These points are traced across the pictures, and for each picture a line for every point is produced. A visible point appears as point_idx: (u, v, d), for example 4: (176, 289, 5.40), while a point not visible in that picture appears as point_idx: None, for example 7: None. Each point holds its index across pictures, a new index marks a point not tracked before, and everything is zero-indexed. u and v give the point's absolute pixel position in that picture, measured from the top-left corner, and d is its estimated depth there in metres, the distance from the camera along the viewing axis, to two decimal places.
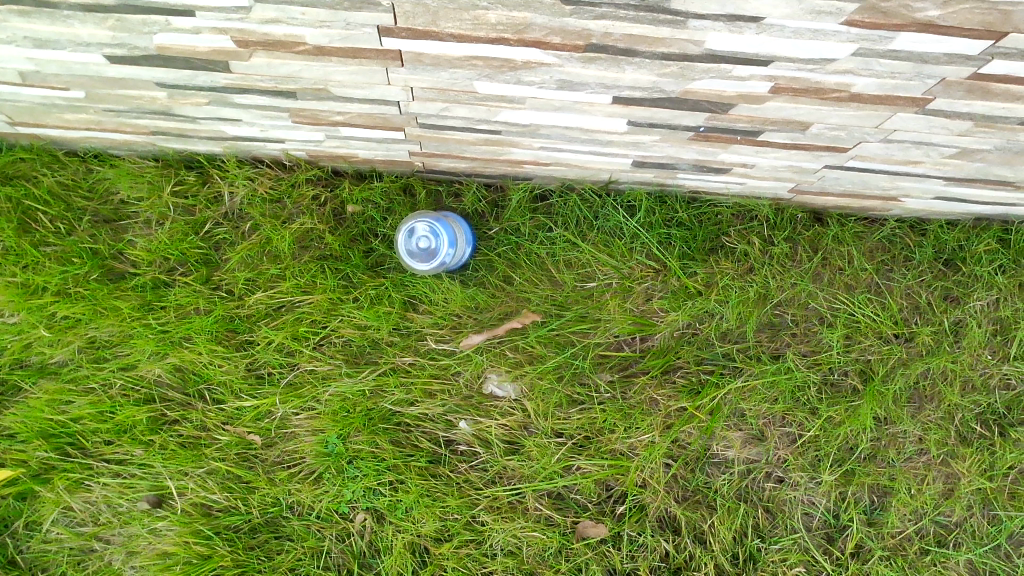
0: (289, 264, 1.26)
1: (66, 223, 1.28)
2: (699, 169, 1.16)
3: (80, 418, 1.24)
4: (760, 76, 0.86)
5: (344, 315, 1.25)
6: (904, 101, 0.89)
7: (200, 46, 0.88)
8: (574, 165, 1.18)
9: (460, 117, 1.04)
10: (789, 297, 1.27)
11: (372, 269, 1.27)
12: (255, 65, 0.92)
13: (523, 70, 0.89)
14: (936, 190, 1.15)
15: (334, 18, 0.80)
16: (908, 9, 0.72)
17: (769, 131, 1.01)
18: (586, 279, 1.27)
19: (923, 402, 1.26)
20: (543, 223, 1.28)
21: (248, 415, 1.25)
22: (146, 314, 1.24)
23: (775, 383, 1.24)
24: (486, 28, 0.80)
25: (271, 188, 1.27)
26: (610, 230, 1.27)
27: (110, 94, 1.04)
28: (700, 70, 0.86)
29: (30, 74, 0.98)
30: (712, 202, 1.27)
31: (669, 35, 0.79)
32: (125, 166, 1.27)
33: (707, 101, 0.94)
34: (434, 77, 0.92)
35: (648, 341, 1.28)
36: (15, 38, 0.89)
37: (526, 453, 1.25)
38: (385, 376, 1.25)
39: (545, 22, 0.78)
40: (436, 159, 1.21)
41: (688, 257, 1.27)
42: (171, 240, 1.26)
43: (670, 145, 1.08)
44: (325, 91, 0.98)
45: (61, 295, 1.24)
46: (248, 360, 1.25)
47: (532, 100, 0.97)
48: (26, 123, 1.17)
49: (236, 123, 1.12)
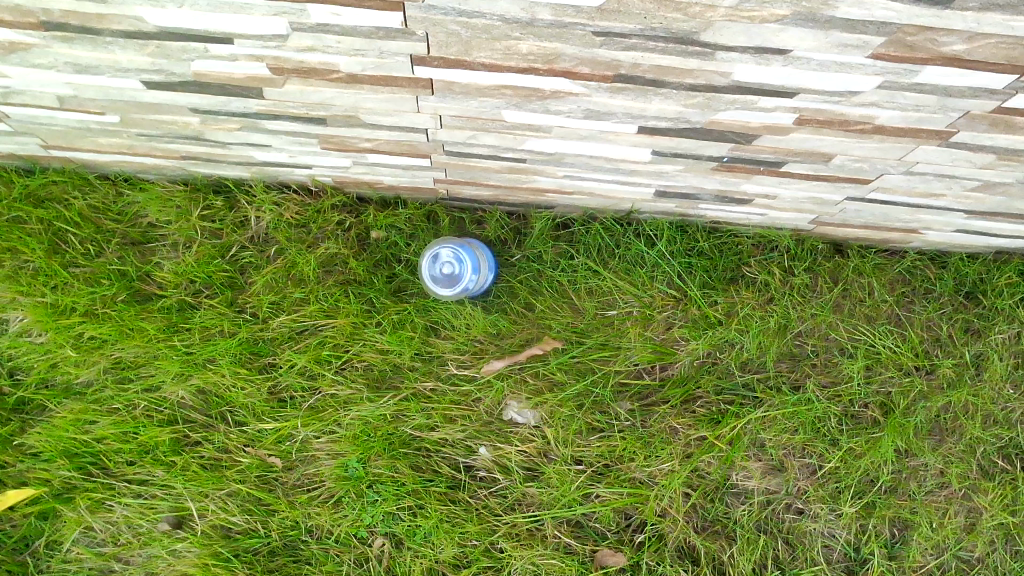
0: (313, 288, 1.27)
1: (95, 245, 1.30)
2: (721, 200, 1.18)
3: (104, 438, 1.25)
4: (785, 108, 0.88)
5: (366, 339, 1.25)
6: (928, 134, 0.91)
7: (235, 73, 0.90)
8: (597, 194, 1.20)
9: (487, 145, 1.06)
10: (809, 328, 1.27)
11: (394, 295, 1.28)
12: (289, 92, 0.94)
13: (552, 99, 0.91)
14: (957, 223, 1.16)
15: (369, 47, 0.83)
16: (934, 44, 0.73)
17: (792, 162, 1.03)
18: (607, 307, 1.28)
19: (944, 435, 1.25)
20: (566, 251, 1.29)
21: (269, 437, 1.25)
22: (172, 336, 1.25)
23: (795, 414, 1.24)
24: (518, 57, 0.82)
25: (298, 213, 1.28)
26: (631, 258, 1.28)
27: (144, 118, 1.06)
28: (726, 101, 0.88)
29: (68, 98, 1.01)
30: (734, 232, 1.28)
31: (697, 66, 0.81)
32: (154, 189, 1.29)
33: (732, 132, 0.95)
34: (464, 106, 0.94)
35: (667, 369, 1.28)
36: (56, 63, 0.91)
37: (546, 480, 1.24)
38: (406, 401, 1.25)
39: (575, 53, 0.80)
40: (460, 186, 1.22)
41: (709, 286, 1.28)
42: (198, 262, 1.28)
43: (693, 175, 1.10)
44: (356, 118, 1.00)
45: (88, 315, 1.25)
46: (270, 383, 1.26)
47: (558, 129, 0.99)
48: (59, 146, 1.19)
49: (265, 149, 1.14)
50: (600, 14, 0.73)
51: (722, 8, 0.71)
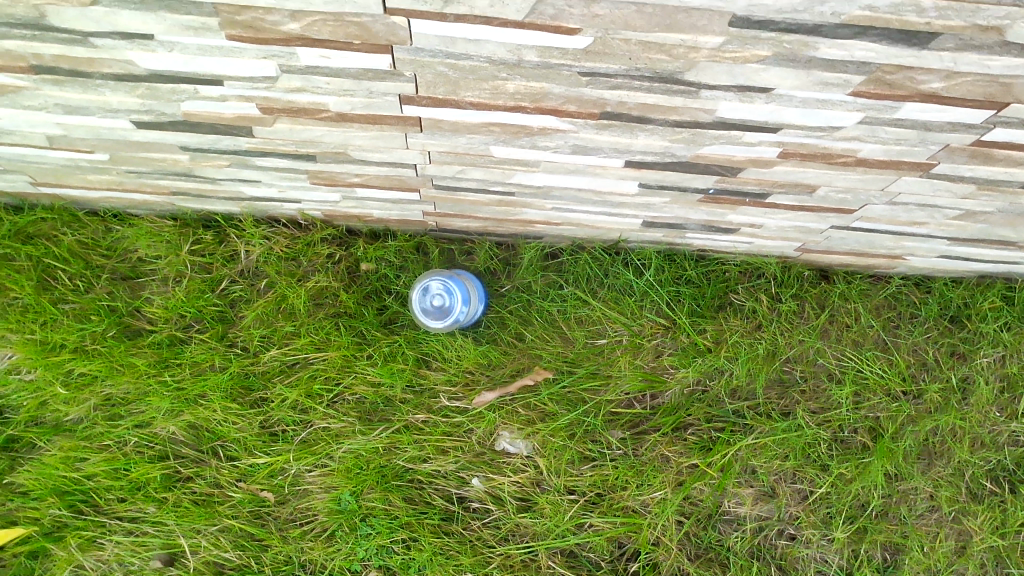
0: (304, 321, 1.27)
1: (85, 281, 1.29)
2: (707, 229, 1.19)
3: (94, 475, 1.24)
4: (769, 142, 0.90)
5: (357, 372, 1.26)
6: (909, 166, 0.92)
7: (225, 112, 0.91)
8: (585, 224, 1.21)
9: (476, 180, 1.07)
10: (796, 354, 1.28)
11: (385, 327, 1.28)
12: (278, 130, 0.95)
13: (539, 135, 0.92)
14: (940, 249, 1.17)
15: (358, 87, 0.83)
16: (913, 82, 0.75)
17: (777, 193, 1.04)
18: (596, 336, 1.28)
19: (933, 459, 1.26)
20: (555, 281, 1.29)
21: (261, 472, 1.25)
22: (162, 371, 1.25)
23: (785, 440, 1.25)
24: (505, 97, 0.83)
25: (287, 246, 1.29)
26: (620, 288, 1.29)
27: (134, 157, 1.06)
28: (711, 136, 0.89)
29: (58, 138, 1.01)
30: (721, 260, 1.29)
31: (682, 104, 0.83)
32: (144, 225, 1.29)
33: (717, 165, 0.97)
34: (452, 142, 0.95)
35: (658, 398, 1.28)
36: (47, 105, 0.91)
37: (539, 510, 1.24)
38: (398, 433, 1.25)
39: (562, 92, 0.82)
40: (449, 219, 1.23)
41: (697, 314, 1.29)
42: (188, 297, 1.28)
43: (679, 206, 1.11)
44: (345, 155, 1.01)
45: (78, 352, 1.25)
46: (261, 417, 1.25)
47: (546, 163, 1.00)
48: (49, 183, 1.19)
49: (255, 185, 1.15)
50: (586, 56, 0.75)
51: (706, 49, 0.72)
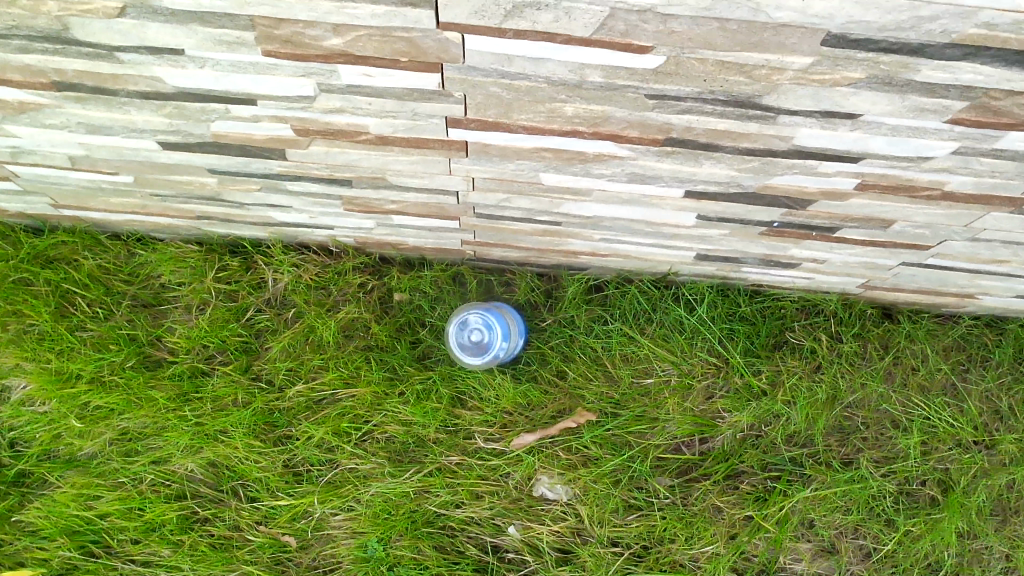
0: (333, 354, 1.20)
1: (104, 308, 1.23)
2: (766, 263, 1.11)
3: (108, 515, 1.17)
4: (847, 173, 0.82)
5: (388, 410, 1.18)
6: (1000, 201, 0.84)
7: (256, 133, 0.85)
8: (633, 256, 1.13)
9: (521, 208, 1.00)
10: (858, 399, 1.20)
11: (418, 362, 1.21)
12: (313, 153, 0.88)
13: (594, 162, 0.85)
14: (1019, 289, 1.09)
15: (401, 108, 0.77)
16: (1022, 109, 0.67)
17: (847, 228, 0.96)
18: (643, 375, 1.20)
19: (1008, 515, 1.17)
20: (599, 315, 1.22)
21: (284, 515, 1.17)
22: (182, 405, 1.18)
23: (847, 492, 1.16)
24: (561, 120, 0.76)
25: (317, 274, 1.22)
26: (669, 324, 1.20)
27: (159, 179, 1.00)
28: (783, 165, 0.81)
29: (80, 158, 0.95)
30: (777, 296, 1.21)
31: (756, 130, 0.75)
32: (168, 250, 1.23)
33: (786, 197, 0.89)
34: (499, 168, 0.88)
35: (707, 442, 1.20)
36: (68, 124, 0.86)
37: (580, 563, 1.16)
38: (430, 477, 1.17)
39: (625, 116, 0.74)
40: (489, 248, 1.16)
41: (751, 354, 1.20)
42: (211, 326, 1.21)
43: (738, 239, 1.03)
44: (382, 180, 0.95)
45: (95, 383, 1.19)
46: (285, 456, 1.18)
47: (598, 192, 0.93)
48: (70, 206, 1.13)
49: (285, 210, 1.09)
50: (656, 77, 0.67)
51: (791, 70, 0.65)
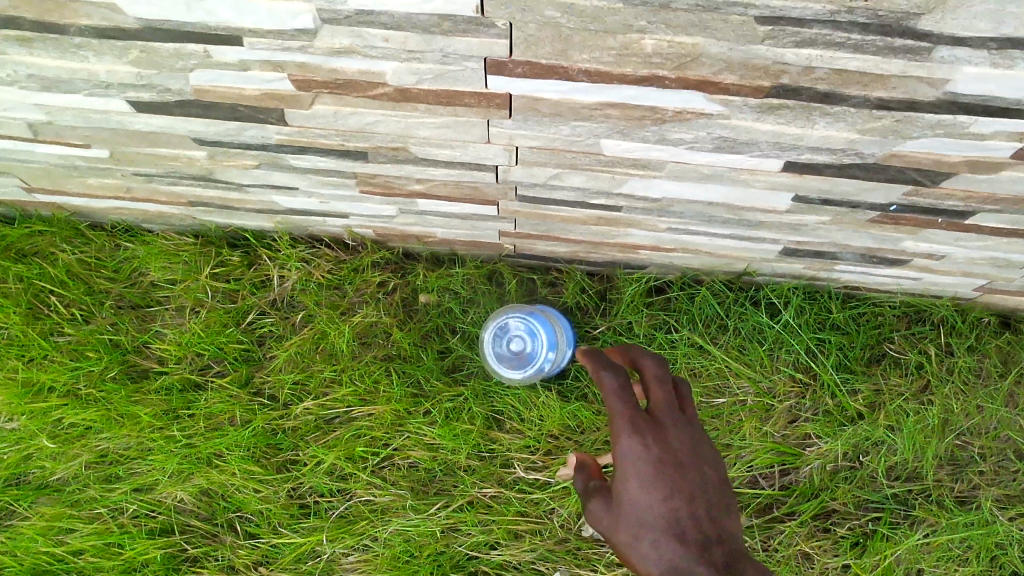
0: (347, 365, 1.02)
1: (84, 309, 1.07)
2: (868, 259, 0.91)
3: (82, 552, 1.00)
4: (1009, 136, 0.62)
5: (411, 432, 1.01)
6: None
7: (248, 88, 0.67)
8: (705, 251, 0.94)
9: (574, 188, 0.82)
10: (976, 425, 1.00)
11: (447, 375, 1.03)
12: (319, 114, 0.71)
13: (673, 123, 0.66)
14: None
15: (429, 47, 0.59)
16: None
17: (985, 212, 0.76)
18: (714, 393, 1.02)
19: None
20: (661, 323, 1.03)
21: (288, 555, 1.00)
22: (171, 423, 1.02)
23: (969, 538, 0.97)
24: (637, 62, 0.57)
25: (330, 271, 1.05)
26: (747, 332, 1.02)
27: (139, 153, 0.83)
28: (924, 125, 0.62)
29: (41, 125, 0.78)
30: (875, 300, 1.01)
31: (898, 71, 0.55)
32: (159, 243, 1.06)
33: (916, 169, 0.69)
34: (550, 133, 0.70)
35: (788, 475, 1.01)
36: (18, 77, 0.69)
37: None
38: (460, 512, 1.00)
39: (723, 53, 0.55)
40: (531, 241, 0.98)
41: (845, 369, 1.02)
42: (207, 331, 1.04)
43: (839, 228, 0.84)
44: (404, 150, 0.77)
45: (70, 398, 1.02)
46: (290, 486, 1.01)
47: (673, 165, 0.74)
48: (43, 189, 0.97)
49: (291, 193, 0.91)
50: None
51: None
